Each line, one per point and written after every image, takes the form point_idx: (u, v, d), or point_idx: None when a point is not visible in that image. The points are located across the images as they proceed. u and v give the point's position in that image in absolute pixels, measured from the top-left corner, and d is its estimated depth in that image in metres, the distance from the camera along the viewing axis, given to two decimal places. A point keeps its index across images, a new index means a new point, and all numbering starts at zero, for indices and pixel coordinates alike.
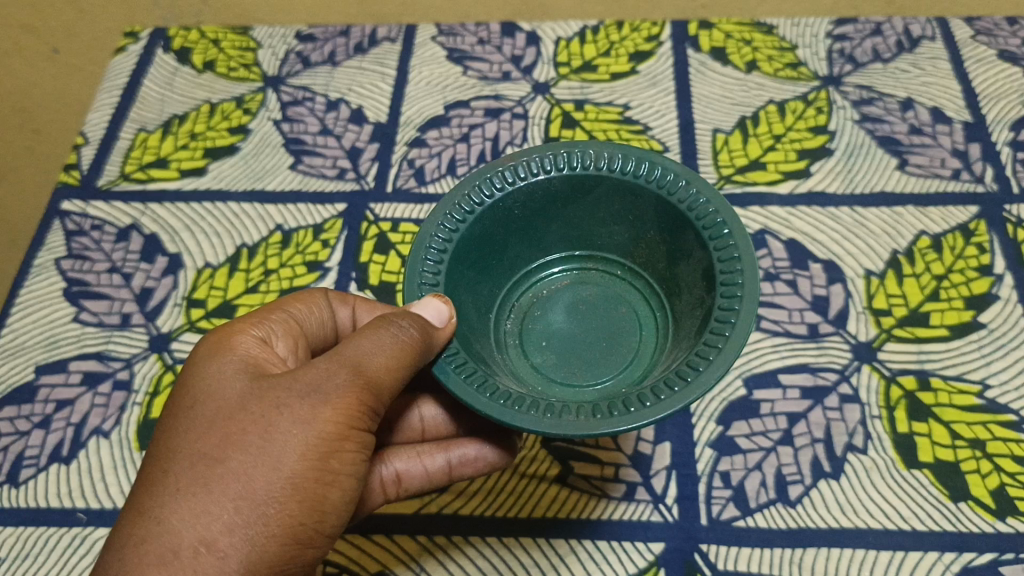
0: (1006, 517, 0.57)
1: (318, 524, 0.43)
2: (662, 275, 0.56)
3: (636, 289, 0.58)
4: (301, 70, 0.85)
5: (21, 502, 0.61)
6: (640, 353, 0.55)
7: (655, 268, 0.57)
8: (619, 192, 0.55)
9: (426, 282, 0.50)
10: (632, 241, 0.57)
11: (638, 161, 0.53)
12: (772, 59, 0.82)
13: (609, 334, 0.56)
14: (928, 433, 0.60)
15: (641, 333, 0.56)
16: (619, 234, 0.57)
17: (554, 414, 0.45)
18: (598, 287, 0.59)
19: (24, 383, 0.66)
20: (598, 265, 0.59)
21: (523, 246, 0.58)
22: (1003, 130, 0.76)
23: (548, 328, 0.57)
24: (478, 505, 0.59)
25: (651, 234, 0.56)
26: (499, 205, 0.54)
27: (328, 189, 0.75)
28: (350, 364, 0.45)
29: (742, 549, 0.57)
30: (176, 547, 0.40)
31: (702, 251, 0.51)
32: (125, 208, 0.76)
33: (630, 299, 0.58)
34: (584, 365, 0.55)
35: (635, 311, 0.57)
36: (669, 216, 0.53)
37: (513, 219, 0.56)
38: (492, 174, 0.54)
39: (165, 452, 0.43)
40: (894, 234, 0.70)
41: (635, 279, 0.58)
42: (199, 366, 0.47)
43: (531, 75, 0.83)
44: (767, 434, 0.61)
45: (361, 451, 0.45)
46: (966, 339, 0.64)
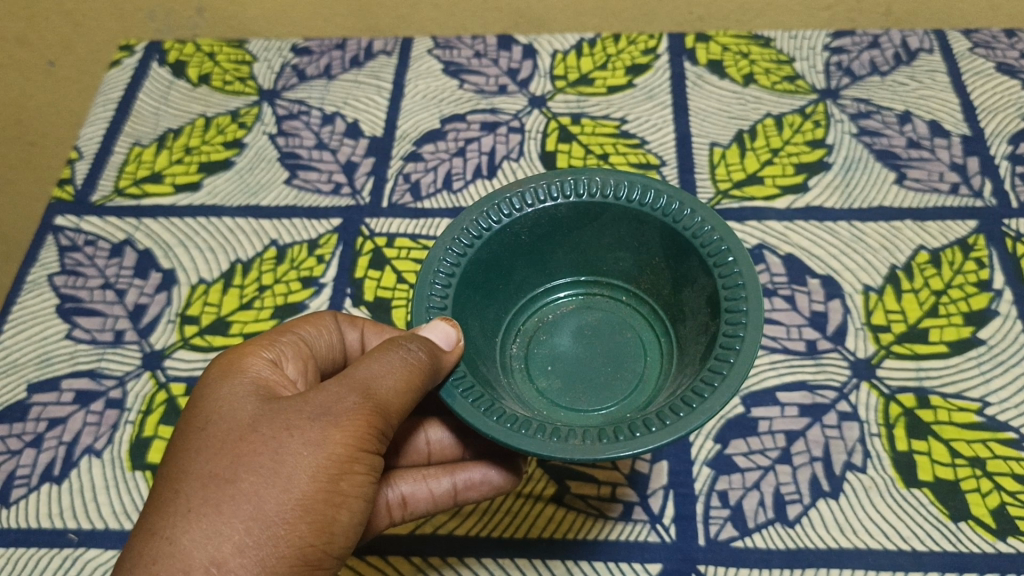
0: (1007, 537, 0.56)
1: (328, 546, 0.43)
2: (667, 301, 0.56)
3: (641, 315, 0.57)
4: (297, 83, 0.84)
5: (12, 523, 0.60)
6: (645, 378, 0.54)
7: (659, 294, 0.56)
8: (625, 220, 0.54)
9: (434, 306, 0.50)
10: (636, 267, 0.57)
11: (644, 189, 0.53)
12: (770, 71, 0.82)
13: (614, 358, 0.56)
14: (928, 451, 0.60)
15: (646, 357, 0.55)
16: (624, 260, 0.57)
17: (559, 439, 0.44)
18: (603, 311, 0.58)
19: (16, 401, 0.66)
20: (604, 290, 0.59)
21: (529, 269, 0.57)
22: (1002, 143, 0.76)
23: (554, 352, 0.57)
24: (473, 524, 0.59)
25: (655, 260, 0.55)
26: (506, 231, 0.54)
27: (323, 204, 0.75)
28: (361, 388, 0.45)
29: (740, 570, 0.56)
30: (187, 568, 0.39)
31: (706, 278, 0.50)
32: (119, 224, 0.75)
33: (635, 325, 0.57)
34: (589, 389, 0.54)
35: (640, 336, 0.57)
36: (674, 243, 0.53)
37: (520, 243, 0.55)
38: (500, 201, 0.54)
39: (175, 473, 0.42)
40: (893, 249, 0.70)
41: (640, 304, 0.58)
42: (210, 389, 0.47)
43: (527, 88, 0.83)
44: (766, 453, 0.60)
45: (370, 474, 0.45)
46: (965, 356, 0.64)
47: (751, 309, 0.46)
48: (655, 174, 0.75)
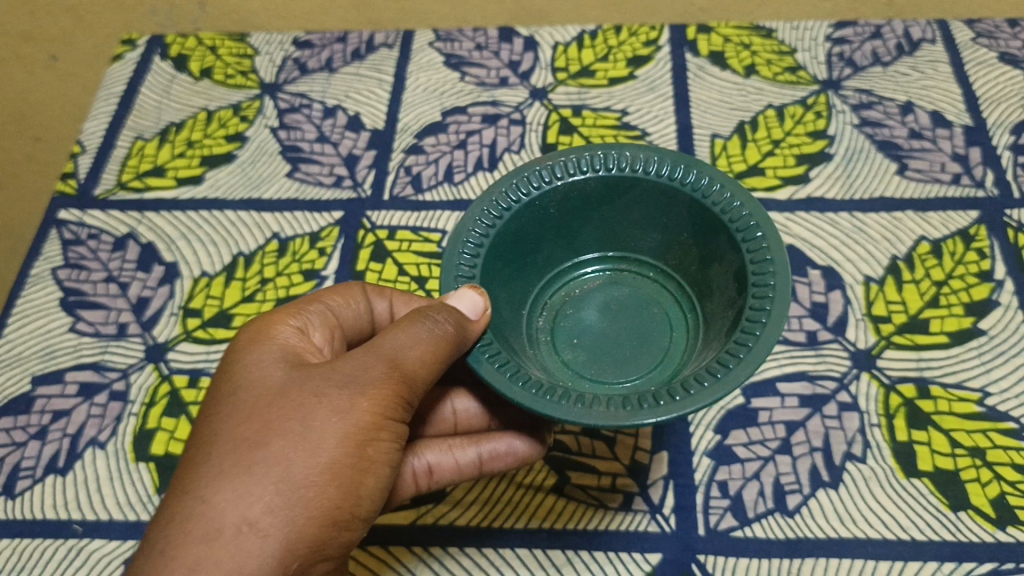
0: (1006, 527, 0.56)
1: (355, 509, 0.43)
2: (693, 279, 0.56)
3: (667, 293, 0.57)
4: (298, 77, 0.85)
5: (17, 514, 0.60)
6: (669, 353, 0.54)
7: (687, 271, 0.56)
8: (654, 195, 0.55)
9: (463, 275, 0.50)
10: (664, 244, 0.57)
11: (674, 164, 0.53)
12: (771, 62, 0.82)
13: (639, 334, 0.56)
14: (928, 442, 0.60)
15: (670, 332, 0.56)
16: (653, 236, 0.57)
17: (580, 405, 0.44)
18: (629, 289, 0.58)
19: (20, 394, 0.66)
20: (631, 266, 0.59)
21: (557, 244, 0.57)
22: (1004, 133, 0.76)
23: (579, 326, 0.57)
24: (475, 515, 0.59)
25: (683, 236, 0.55)
26: (536, 203, 0.54)
27: (324, 197, 0.75)
28: (388, 357, 0.45)
29: (740, 559, 0.56)
30: (219, 525, 0.40)
31: (734, 253, 0.50)
32: (122, 217, 0.75)
33: (661, 302, 0.57)
34: (614, 361, 0.55)
35: (665, 313, 0.57)
36: (703, 219, 0.53)
37: (549, 216, 0.55)
38: (531, 173, 0.54)
39: (208, 436, 0.43)
40: (894, 240, 0.69)
41: (667, 281, 0.58)
42: (239, 356, 0.47)
43: (528, 80, 0.83)
44: (766, 443, 0.60)
45: (396, 441, 0.45)
46: (966, 346, 0.64)
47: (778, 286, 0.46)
48: None
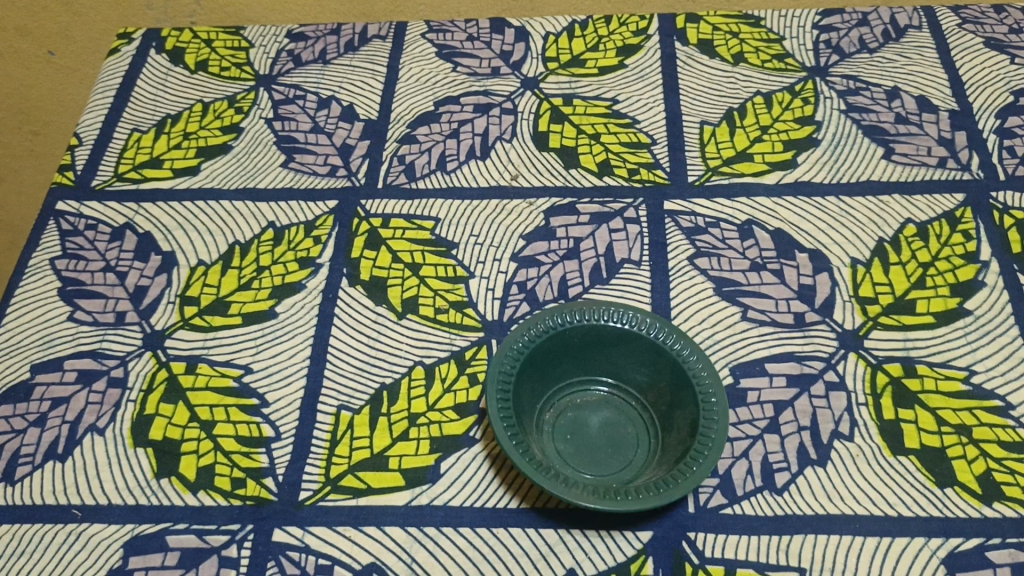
0: (992, 503, 0.57)
1: None
2: (661, 416, 0.60)
3: (642, 418, 0.61)
4: (292, 69, 0.86)
5: (16, 500, 0.61)
6: (633, 463, 0.59)
7: (657, 410, 0.60)
8: (651, 359, 0.60)
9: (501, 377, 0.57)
10: (649, 382, 0.61)
11: (669, 333, 0.60)
12: (759, 50, 0.83)
13: (615, 443, 0.60)
14: (914, 420, 0.61)
15: (636, 450, 0.60)
16: (641, 379, 0.61)
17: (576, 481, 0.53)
18: (616, 407, 0.62)
19: (19, 382, 0.67)
20: (622, 394, 0.62)
21: (573, 363, 0.62)
22: (989, 117, 0.77)
23: (576, 427, 0.61)
24: (468, 495, 0.59)
25: (661, 386, 0.60)
26: (560, 338, 0.60)
27: (319, 186, 0.76)
28: None
29: (729, 536, 0.57)
30: None
31: (692, 408, 0.57)
32: (119, 208, 0.76)
33: (636, 423, 0.61)
34: (592, 461, 0.59)
35: (637, 434, 0.61)
36: (680, 385, 0.58)
37: (570, 346, 0.61)
38: (552, 316, 0.60)
39: None
40: (881, 223, 0.70)
41: (643, 412, 0.61)
42: None
43: (519, 70, 0.84)
44: (754, 423, 0.61)
45: None
46: (952, 326, 0.65)
47: (706, 458, 0.53)
48: (645, 152, 0.76)
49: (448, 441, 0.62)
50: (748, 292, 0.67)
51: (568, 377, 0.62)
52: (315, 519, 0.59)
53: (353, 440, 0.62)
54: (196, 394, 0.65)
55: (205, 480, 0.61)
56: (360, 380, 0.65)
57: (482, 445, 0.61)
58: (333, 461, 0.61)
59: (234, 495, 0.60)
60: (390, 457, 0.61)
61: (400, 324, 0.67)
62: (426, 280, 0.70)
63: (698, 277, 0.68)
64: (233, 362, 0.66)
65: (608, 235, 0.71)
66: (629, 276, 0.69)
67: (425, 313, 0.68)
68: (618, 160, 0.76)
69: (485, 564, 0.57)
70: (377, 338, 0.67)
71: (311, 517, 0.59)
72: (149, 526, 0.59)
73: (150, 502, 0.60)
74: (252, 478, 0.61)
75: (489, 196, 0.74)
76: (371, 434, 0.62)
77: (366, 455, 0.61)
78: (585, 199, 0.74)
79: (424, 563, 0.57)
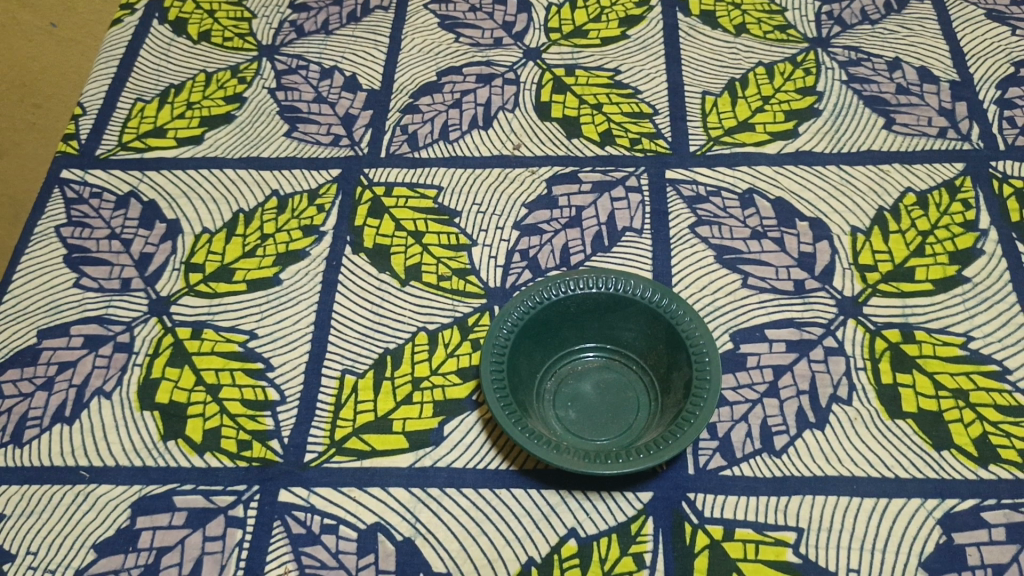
0: (989, 465, 0.58)
1: None
2: (661, 378, 0.61)
3: (642, 381, 0.62)
4: (295, 39, 0.86)
5: (24, 461, 0.62)
6: (634, 427, 0.60)
7: (657, 372, 0.61)
8: (648, 322, 0.61)
9: (495, 349, 0.58)
10: (647, 343, 0.61)
11: (662, 294, 0.60)
12: (761, 22, 0.83)
13: (616, 409, 0.61)
14: (912, 384, 0.61)
15: (637, 413, 0.61)
16: (640, 341, 0.62)
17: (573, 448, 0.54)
18: (616, 371, 0.63)
19: (26, 346, 0.67)
20: (621, 358, 0.63)
21: (571, 330, 0.62)
22: (990, 88, 0.77)
23: (577, 393, 0.62)
24: (471, 456, 0.60)
25: (660, 347, 0.61)
26: (556, 308, 0.61)
27: (322, 155, 0.77)
28: None
29: (728, 497, 0.58)
30: None
31: (687, 369, 0.57)
32: (124, 176, 0.77)
33: (636, 386, 0.62)
34: (594, 426, 0.60)
35: (637, 397, 0.61)
36: (676, 346, 0.59)
37: (567, 315, 0.61)
38: (548, 286, 0.61)
39: None
40: (880, 192, 0.71)
41: (643, 374, 0.62)
42: None
43: (522, 41, 0.84)
44: (754, 387, 0.62)
45: None
46: (950, 293, 0.65)
47: (698, 418, 0.54)
48: (647, 122, 0.77)
49: (451, 405, 0.62)
50: (748, 260, 0.68)
51: (566, 345, 0.63)
52: (321, 479, 0.60)
53: (357, 404, 0.63)
54: (201, 358, 0.66)
55: (211, 442, 0.62)
56: (364, 345, 0.66)
57: (484, 410, 0.62)
58: (338, 424, 0.62)
59: (240, 456, 0.61)
60: (394, 420, 0.62)
61: (403, 291, 0.68)
62: (429, 248, 0.70)
63: (699, 244, 0.69)
64: (239, 328, 0.67)
65: (610, 204, 0.72)
66: (630, 245, 0.69)
67: (428, 280, 0.68)
68: (620, 130, 0.76)
69: (487, 524, 0.58)
70: (380, 304, 0.68)
71: (316, 478, 0.60)
72: (156, 487, 0.60)
73: (158, 463, 0.61)
74: (258, 440, 0.62)
75: (491, 165, 0.75)
76: (375, 398, 0.63)
77: (370, 418, 0.62)
78: (587, 167, 0.74)
79: (427, 523, 0.58)
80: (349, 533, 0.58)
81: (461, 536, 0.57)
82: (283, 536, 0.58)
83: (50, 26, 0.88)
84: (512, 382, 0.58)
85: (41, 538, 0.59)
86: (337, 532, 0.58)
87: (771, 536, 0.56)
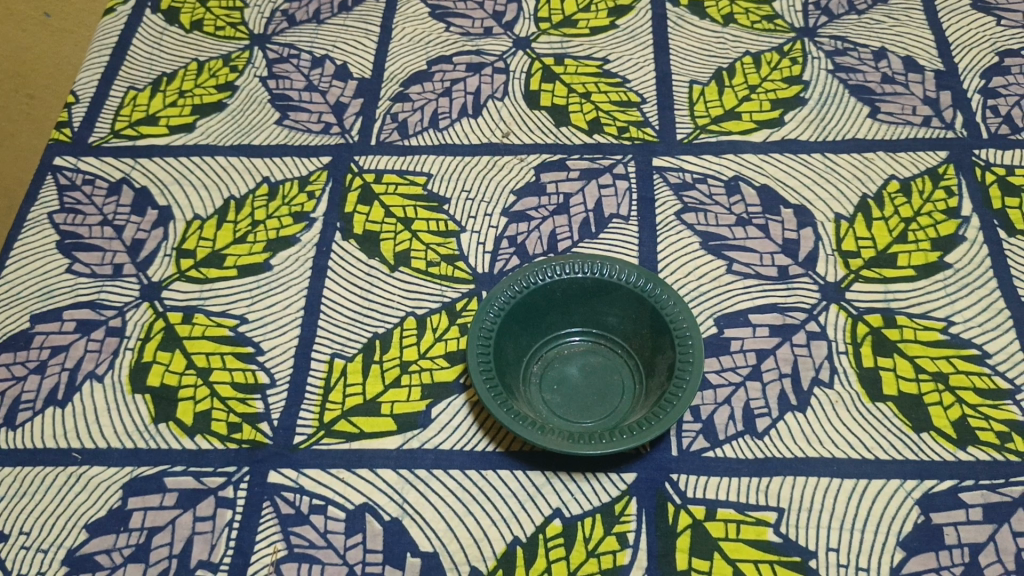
0: (967, 447, 0.59)
1: None
2: (646, 362, 0.61)
3: (628, 365, 0.63)
4: (286, 28, 0.86)
5: (18, 444, 0.63)
6: (618, 410, 0.61)
7: (642, 356, 0.62)
8: (633, 307, 0.62)
9: (483, 333, 0.59)
10: (632, 328, 0.62)
11: (647, 279, 0.61)
12: (749, 12, 0.84)
13: (601, 392, 0.62)
14: (893, 367, 0.62)
15: (622, 396, 0.61)
16: (625, 326, 0.63)
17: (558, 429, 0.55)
18: (602, 355, 0.64)
19: (19, 331, 0.68)
20: (607, 342, 0.64)
21: (557, 315, 0.63)
22: (974, 77, 0.78)
23: (563, 377, 0.63)
24: (458, 439, 0.61)
25: (644, 331, 0.61)
26: (543, 292, 0.62)
27: (313, 143, 0.77)
28: None
29: (710, 478, 0.58)
30: None
31: (671, 352, 0.58)
32: (116, 163, 0.78)
33: (621, 370, 0.63)
34: (580, 409, 0.61)
35: (622, 381, 0.62)
36: (660, 329, 0.60)
37: (554, 300, 0.62)
38: (535, 271, 0.61)
39: None
40: (865, 179, 0.72)
41: (628, 358, 0.63)
42: None
43: (512, 30, 0.84)
44: (737, 370, 0.63)
45: None
46: (932, 278, 0.66)
47: (681, 400, 0.55)
48: (635, 111, 0.77)
49: (439, 388, 0.63)
50: (733, 246, 0.69)
51: (553, 330, 0.64)
52: (310, 461, 0.61)
53: (346, 387, 0.64)
54: (192, 342, 0.66)
55: (202, 425, 0.62)
56: (353, 330, 0.66)
57: (471, 393, 0.63)
58: (327, 407, 0.63)
59: (230, 439, 0.62)
60: (382, 403, 0.63)
61: (392, 276, 0.69)
62: (418, 234, 0.71)
63: (685, 231, 0.70)
64: (230, 313, 0.68)
65: (598, 191, 0.72)
66: (617, 231, 0.70)
67: (417, 266, 0.69)
68: (608, 119, 0.77)
69: (474, 505, 0.59)
70: (369, 289, 0.68)
71: (305, 460, 0.61)
72: (147, 469, 0.61)
73: (149, 446, 0.62)
74: (248, 423, 0.62)
75: (480, 152, 0.76)
76: (364, 381, 0.64)
77: (359, 401, 0.63)
78: (575, 155, 0.75)
79: (415, 504, 0.59)
80: (337, 513, 0.59)
81: (448, 517, 0.58)
82: (273, 517, 0.59)
83: (44, 15, 0.85)
84: (499, 365, 0.59)
85: (34, 519, 0.60)
86: (325, 512, 0.59)
87: (752, 516, 0.57)
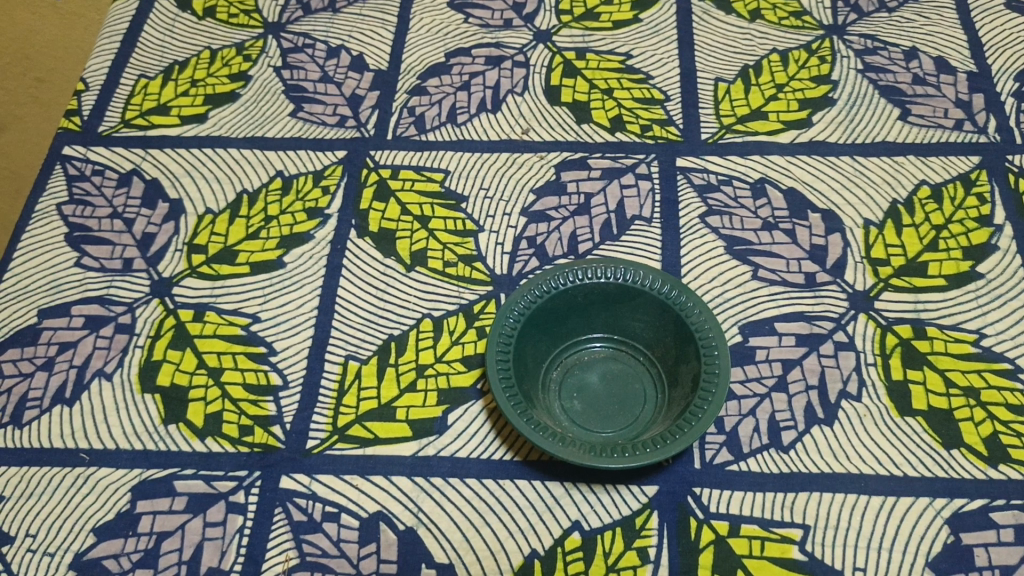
0: (998, 464, 0.57)
1: None
2: (668, 372, 0.60)
3: (650, 373, 0.61)
4: (301, 17, 0.84)
5: (24, 443, 0.61)
6: (639, 420, 0.59)
7: (665, 365, 0.60)
8: (657, 312, 0.60)
9: (503, 337, 0.57)
10: (656, 335, 0.61)
11: (672, 285, 0.59)
12: (776, 7, 0.82)
13: (621, 400, 0.60)
14: (923, 381, 0.60)
15: (644, 406, 0.60)
16: (648, 332, 0.61)
17: (578, 440, 0.54)
18: (623, 362, 0.62)
19: (27, 326, 0.67)
20: (628, 349, 0.62)
21: (579, 319, 0.62)
22: (1008, 80, 0.76)
23: (583, 385, 0.61)
24: (475, 446, 0.60)
25: (668, 339, 0.60)
26: (564, 296, 0.60)
27: (328, 136, 0.75)
28: None
29: (734, 493, 0.57)
30: None
31: (695, 362, 0.57)
32: (126, 154, 0.76)
33: (643, 378, 0.61)
34: (600, 418, 0.60)
35: (644, 390, 0.61)
36: (684, 337, 0.58)
37: (575, 305, 0.61)
38: (557, 275, 0.60)
39: None
40: (894, 184, 0.70)
41: (651, 366, 0.61)
42: None
43: (532, 23, 0.82)
44: (762, 381, 0.61)
45: None
46: (964, 289, 0.64)
47: (706, 414, 0.53)
48: (658, 109, 0.75)
49: (456, 393, 0.61)
50: (759, 251, 0.67)
51: (573, 335, 0.62)
52: (323, 466, 0.59)
53: (360, 391, 0.62)
54: (203, 341, 0.65)
55: (212, 427, 0.61)
56: (368, 332, 0.65)
57: (488, 399, 0.61)
58: (341, 411, 0.61)
59: (242, 442, 0.60)
60: (397, 408, 0.61)
61: (408, 276, 0.67)
62: (435, 233, 0.69)
63: (709, 235, 0.68)
64: (241, 311, 0.66)
65: (620, 192, 0.71)
66: (640, 233, 0.68)
67: (433, 266, 0.67)
68: (630, 116, 0.75)
69: (491, 515, 0.57)
70: (385, 290, 0.67)
71: (318, 465, 0.59)
72: (157, 471, 0.59)
73: (158, 447, 0.60)
74: (260, 425, 0.61)
75: (500, 149, 0.74)
76: (379, 385, 0.62)
77: (374, 405, 0.61)
78: (597, 153, 0.73)
79: (431, 513, 0.57)
80: (351, 521, 0.57)
81: (464, 527, 0.57)
82: (284, 524, 0.57)
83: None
84: (518, 372, 0.57)
85: (41, 521, 0.58)
86: (338, 520, 0.57)
87: (777, 533, 0.56)
